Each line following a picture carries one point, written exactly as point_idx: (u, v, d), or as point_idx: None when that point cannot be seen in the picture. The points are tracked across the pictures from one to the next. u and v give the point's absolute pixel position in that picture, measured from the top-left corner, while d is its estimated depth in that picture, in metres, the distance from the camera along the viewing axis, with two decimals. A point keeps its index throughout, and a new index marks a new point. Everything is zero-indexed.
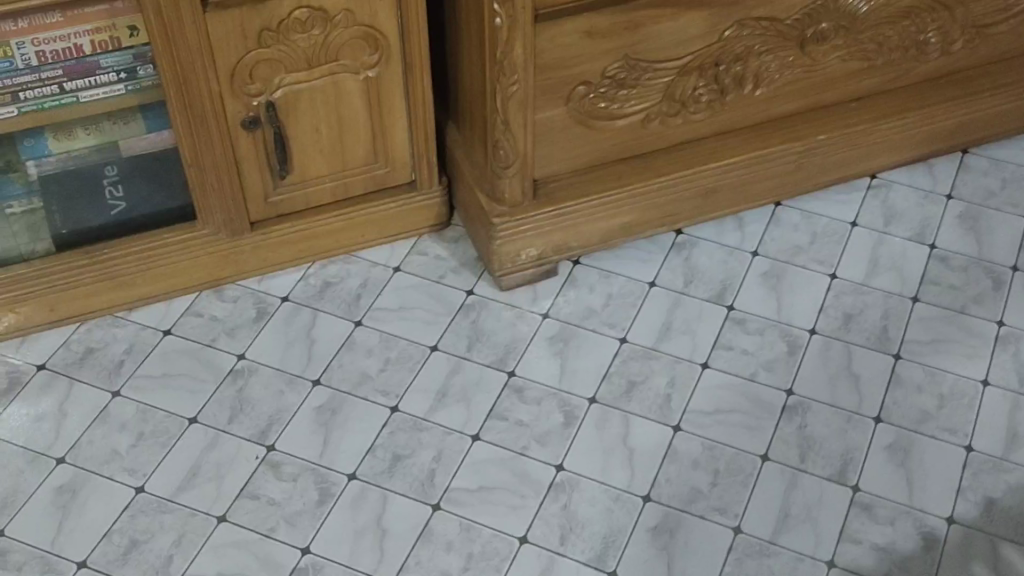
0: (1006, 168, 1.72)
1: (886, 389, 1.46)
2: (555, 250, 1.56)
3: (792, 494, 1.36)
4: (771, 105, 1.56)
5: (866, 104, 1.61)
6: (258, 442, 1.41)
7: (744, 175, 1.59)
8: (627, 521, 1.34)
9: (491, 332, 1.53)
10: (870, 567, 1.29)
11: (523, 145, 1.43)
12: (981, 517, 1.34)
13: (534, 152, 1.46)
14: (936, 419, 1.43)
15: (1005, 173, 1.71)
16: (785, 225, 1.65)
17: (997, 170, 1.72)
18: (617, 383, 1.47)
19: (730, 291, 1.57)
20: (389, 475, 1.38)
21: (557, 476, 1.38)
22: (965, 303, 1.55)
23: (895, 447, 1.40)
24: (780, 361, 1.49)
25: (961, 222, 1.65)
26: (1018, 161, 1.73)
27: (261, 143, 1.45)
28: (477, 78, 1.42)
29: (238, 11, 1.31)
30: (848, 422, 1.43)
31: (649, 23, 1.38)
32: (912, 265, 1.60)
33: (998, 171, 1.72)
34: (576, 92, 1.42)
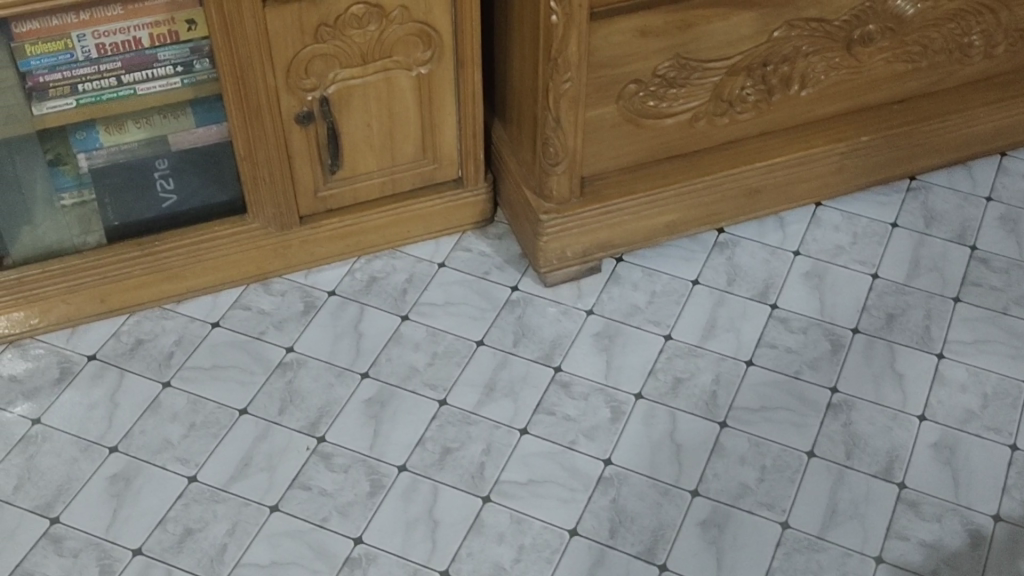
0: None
1: (931, 388, 1.47)
2: (599, 247, 1.57)
3: (839, 491, 1.37)
4: (816, 106, 1.57)
5: (908, 107, 1.63)
6: (308, 434, 1.42)
7: (786, 174, 1.61)
8: (676, 515, 1.35)
9: (536, 328, 1.54)
10: (919, 563, 1.30)
11: (573, 143, 1.45)
12: None
13: (583, 149, 1.47)
14: (981, 418, 1.44)
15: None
16: (826, 226, 1.66)
17: None
18: (663, 379, 1.48)
19: (774, 290, 1.58)
20: (439, 467, 1.39)
21: (606, 469, 1.39)
22: (1007, 304, 1.56)
23: (941, 445, 1.41)
24: (824, 359, 1.50)
25: (1001, 225, 1.66)
26: None
27: (313, 137, 1.47)
28: (528, 74, 1.43)
29: (297, 6, 1.33)
30: (893, 420, 1.44)
31: (701, 22, 1.40)
32: (953, 266, 1.61)
33: None
34: (626, 91, 1.43)
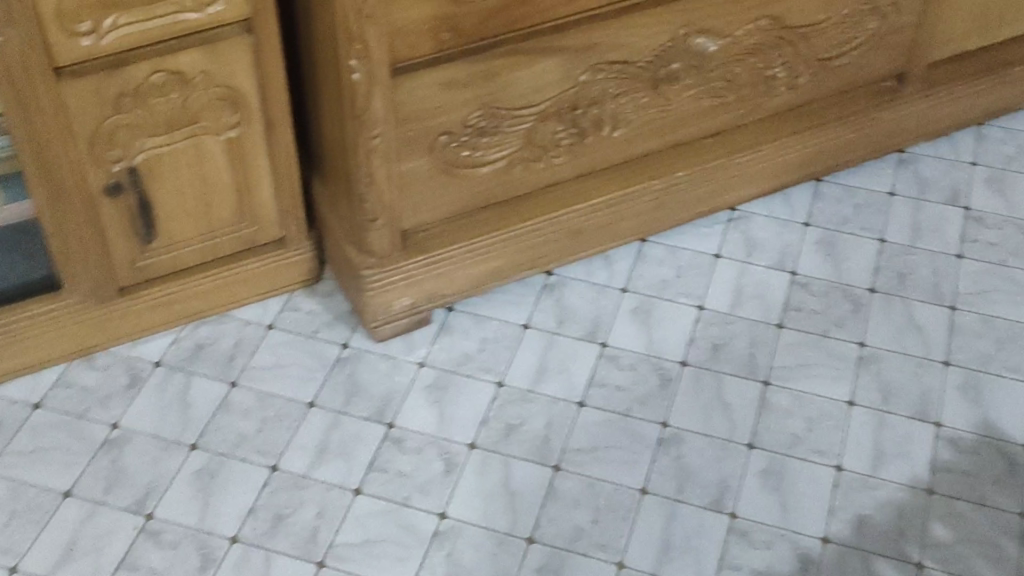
0: (859, 194, 1.88)
1: (758, 416, 1.53)
2: (431, 297, 1.58)
3: (671, 527, 1.40)
4: (628, 144, 1.62)
5: (711, 141, 1.70)
6: (135, 512, 1.39)
7: (607, 215, 1.66)
8: (510, 564, 1.35)
9: (365, 386, 1.54)
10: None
11: (393, 195, 1.45)
12: (855, 534, 1.41)
13: (399, 209, 1.48)
14: (806, 441, 1.51)
15: (857, 199, 1.87)
16: (651, 260, 1.75)
17: (848, 197, 1.87)
18: (494, 428, 1.50)
19: (603, 329, 1.64)
20: (271, 535, 1.37)
21: (441, 523, 1.39)
22: (828, 327, 1.66)
23: (769, 472, 1.47)
24: (654, 394, 1.55)
25: (819, 248, 1.79)
26: (866, 186, 1.90)
27: (129, 204, 1.44)
28: (338, 136, 1.43)
29: (94, 75, 1.30)
30: (722, 449, 1.49)
31: (500, 73, 1.41)
32: (776, 291, 1.71)
33: (849, 197, 1.87)
34: (435, 144, 1.44)
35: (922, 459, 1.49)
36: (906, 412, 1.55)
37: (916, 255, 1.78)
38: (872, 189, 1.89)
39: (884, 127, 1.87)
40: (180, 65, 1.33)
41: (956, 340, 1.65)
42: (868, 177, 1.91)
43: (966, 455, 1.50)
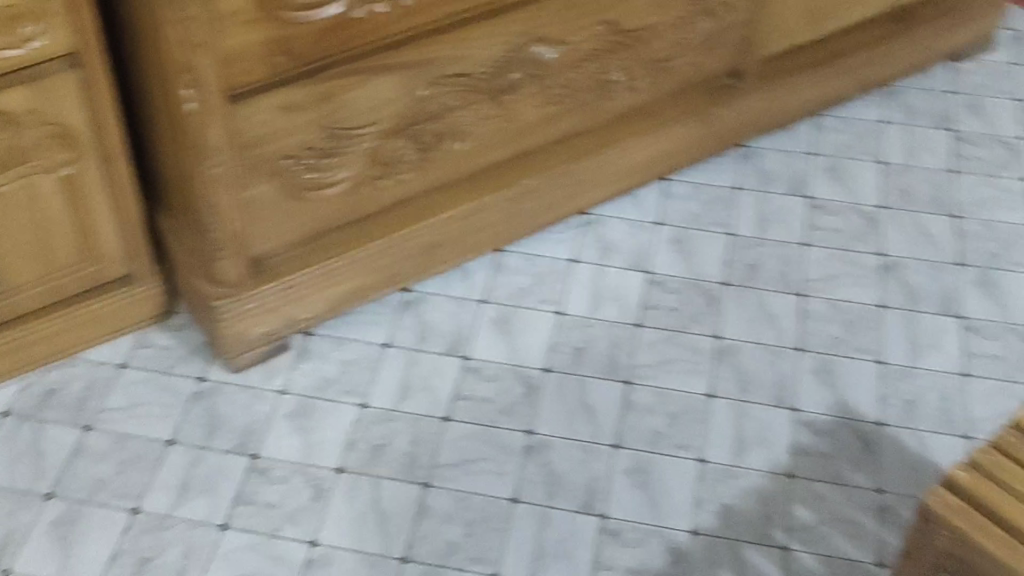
0: (904, 103, 1.95)
1: (799, 322, 1.59)
2: (371, 287, 1.56)
3: (743, 422, 1.47)
4: (614, 100, 1.63)
5: (694, 89, 1.73)
6: (240, 453, 1.42)
7: (591, 170, 1.66)
8: (603, 469, 1.41)
9: (435, 323, 1.58)
10: (820, 481, 1.40)
11: (368, 192, 1.47)
12: (943, 407, 1.49)
13: (364, 253, 1.50)
14: (848, 341, 1.57)
15: (914, 104, 1.95)
16: (677, 197, 1.77)
17: (900, 101, 1.96)
18: (564, 351, 1.55)
19: (645, 258, 1.68)
20: (373, 462, 1.42)
21: (530, 440, 1.44)
22: (849, 241, 1.71)
23: (820, 370, 1.53)
24: (704, 312, 1.60)
25: (830, 173, 1.82)
26: (921, 89, 1.98)
27: (159, 174, 1.48)
28: (348, 191, 1.44)
29: (109, 89, 1.28)
30: (775, 354, 1.55)
31: (510, 94, 1.48)
32: (822, 191, 1.79)
33: (905, 103, 1.96)
34: (427, 141, 1.45)
35: (952, 347, 1.57)
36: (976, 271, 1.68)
37: (914, 173, 1.82)
38: (928, 93, 1.98)
39: (888, 52, 1.89)
40: (244, 130, 1.27)
41: (968, 244, 1.72)
42: (924, 79, 2.00)
43: (993, 341, 1.58)
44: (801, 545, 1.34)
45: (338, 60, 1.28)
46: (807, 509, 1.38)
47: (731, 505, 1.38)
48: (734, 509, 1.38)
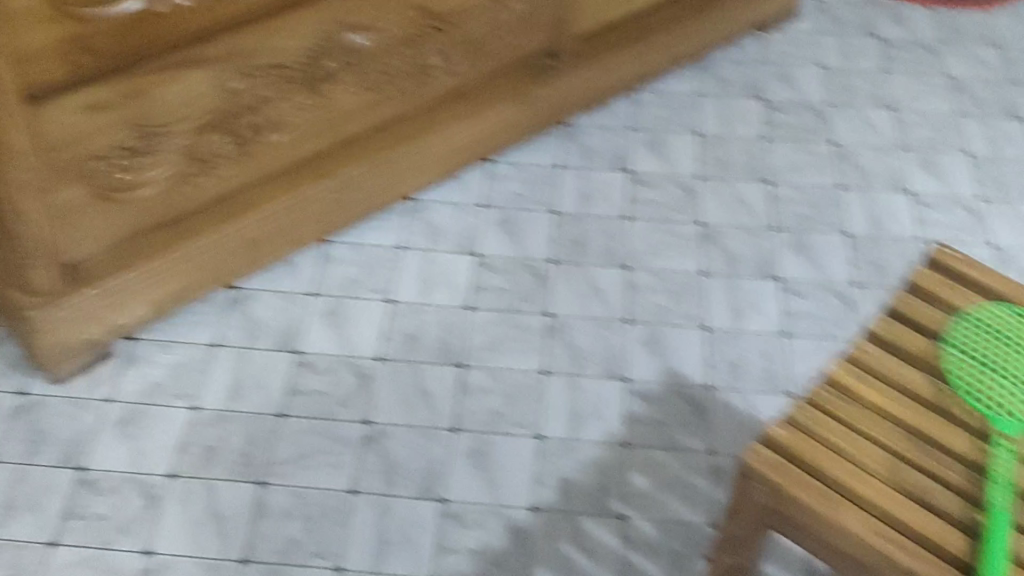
0: (718, 75, 2.01)
1: (627, 294, 1.63)
2: (192, 285, 1.52)
3: (576, 396, 1.49)
4: (433, 87, 1.62)
5: (512, 72, 1.74)
6: (67, 467, 1.38)
7: (413, 158, 1.66)
8: (441, 453, 1.42)
9: (264, 320, 1.56)
10: (653, 448, 1.44)
11: (182, 193, 1.43)
12: (767, 366, 1.55)
13: (183, 250, 1.47)
14: (674, 310, 1.61)
15: (726, 76, 2.01)
16: (502, 178, 1.78)
17: (714, 74, 2.01)
18: (396, 340, 1.54)
19: (472, 241, 1.68)
20: (208, 465, 1.39)
21: (367, 430, 1.44)
22: (670, 213, 1.75)
23: (649, 339, 1.57)
24: (533, 290, 1.62)
25: (649, 147, 1.86)
26: (732, 60, 2.04)
27: None
28: (163, 191, 1.39)
29: None
30: (604, 327, 1.58)
31: (328, 84, 1.46)
32: (643, 165, 1.83)
33: (718, 74, 2.01)
34: (243, 136, 1.42)
35: (772, 309, 1.62)
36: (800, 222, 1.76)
37: (728, 144, 1.88)
38: (739, 64, 2.04)
39: (697, 32, 1.95)
40: (47, 134, 1.21)
41: (782, 209, 1.78)
42: (735, 51, 2.06)
43: (808, 300, 1.64)
44: (639, 512, 1.37)
45: (146, 57, 1.24)
46: (643, 476, 1.40)
47: (569, 479, 1.40)
48: (571, 483, 1.39)
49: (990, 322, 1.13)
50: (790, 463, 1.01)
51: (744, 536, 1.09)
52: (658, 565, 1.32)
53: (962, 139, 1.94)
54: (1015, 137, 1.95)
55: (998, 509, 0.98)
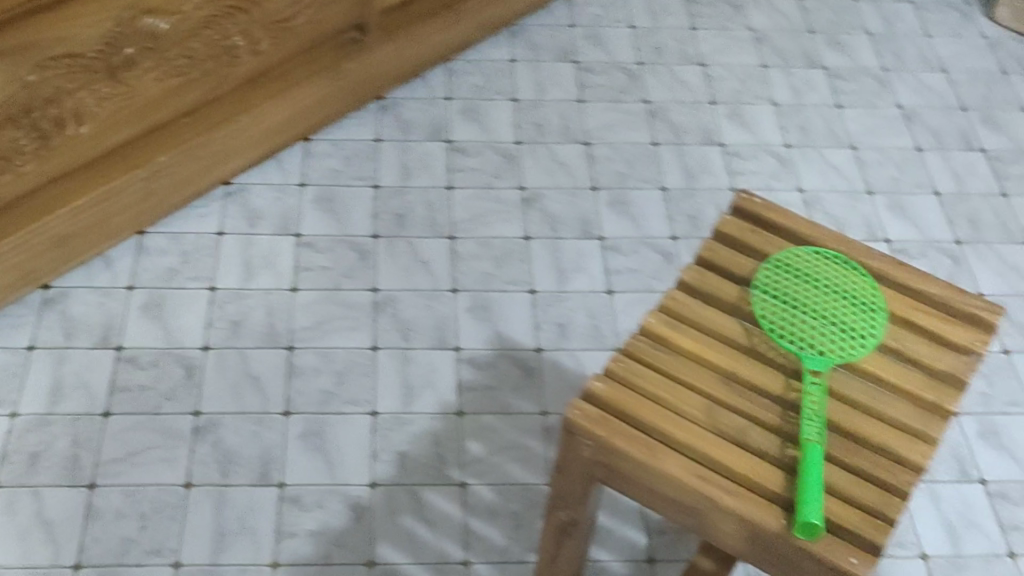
0: (530, 39, 2.03)
1: (452, 264, 1.64)
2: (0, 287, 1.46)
3: (407, 368, 1.50)
4: (241, 67, 1.58)
5: (322, 48, 1.70)
6: None
7: (225, 141, 1.63)
8: (275, 438, 1.40)
9: (82, 317, 1.51)
10: (486, 413, 1.45)
11: None
12: (593, 325, 1.58)
13: None
14: (499, 276, 1.63)
15: (538, 40, 2.03)
16: (319, 156, 1.77)
17: (525, 38, 2.03)
18: (221, 327, 1.52)
19: (293, 222, 1.67)
20: (32, 472, 1.35)
21: (197, 421, 1.41)
22: (490, 179, 1.77)
23: (476, 306, 1.58)
24: (358, 267, 1.62)
25: (465, 115, 1.87)
26: (543, 24, 2.06)
27: None
28: None
29: None
30: (431, 298, 1.59)
31: (128, 70, 1.40)
32: (461, 134, 1.84)
33: (530, 38, 2.03)
34: (44, 129, 1.36)
35: (595, 268, 1.66)
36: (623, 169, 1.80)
37: (543, 107, 1.90)
38: (549, 27, 2.06)
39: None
40: None
41: (599, 168, 1.82)
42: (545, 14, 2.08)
43: (630, 256, 1.68)
44: (476, 478, 1.39)
45: None
46: (478, 442, 1.42)
47: (405, 452, 1.40)
48: (407, 455, 1.40)
49: (791, 260, 1.10)
50: (609, 416, 0.96)
51: (571, 520, 1.03)
52: (498, 528, 1.34)
53: (765, 89, 2.01)
54: (815, 84, 2.04)
55: (810, 441, 0.94)
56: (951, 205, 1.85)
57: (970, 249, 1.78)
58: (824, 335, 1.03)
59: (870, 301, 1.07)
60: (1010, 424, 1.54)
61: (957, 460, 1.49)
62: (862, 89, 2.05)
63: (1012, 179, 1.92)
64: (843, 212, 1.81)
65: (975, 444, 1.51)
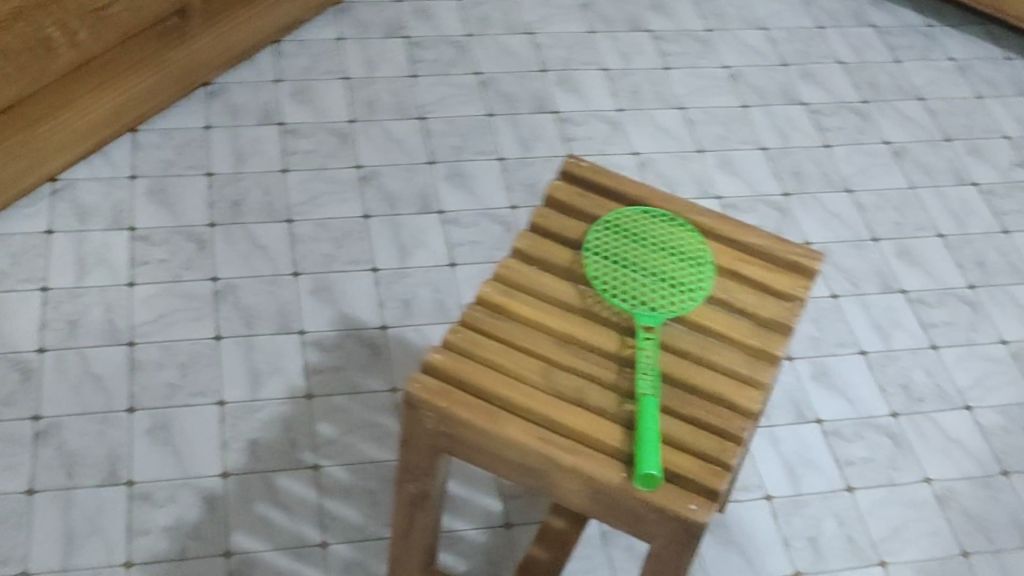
0: (356, 17, 2.03)
1: (292, 248, 1.63)
2: None
3: (253, 356, 1.49)
4: (60, 61, 1.53)
5: (145, 35, 1.66)
6: None
7: (48, 134, 1.58)
8: (120, 436, 1.38)
9: None
10: (336, 394, 1.46)
11: None
12: (438, 299, 1.60)
13: None
14: (340, 257, 1.63)
15: (364, 18, 2.03)
16: (148, 146, 1.73)
17: (352, 17, 2.03)
18: (56, 327, 1.48)
19: (125, 215, 1.63)
20: None
21: (38, 425, 1.38)
22: (324, 160, 1.76)
23: (318, 288, 1.58)
24: (196, 257, 1.59)
25: (296, 97, 1.86)
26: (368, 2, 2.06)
27: None
28: None
29: None
30: (272, 284, 1.58)
31: None
32: (293, 116, 1.82)
33: (357, 17, 2.03)
34: None
35: (435, 242, 1.67)
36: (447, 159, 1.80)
37: (375, 85, 1.91)
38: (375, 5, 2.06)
39: None
40: None
41: (434, 142, 1.83)
42: None
43: (470, 228, 1.70)
44: (329, 460, 1.39)
45: None
46: (329, 424, 1.42)
47: (256, 439, 1.40)
48: (258, 442, 1.39)
49: (621, 220, 1.09)
50: (448, 387, 0.95)
51: (418, 495, 1.03)
52: (354, 507, 1.35)
53: (594, 55, 2.05)
54: (642, 48, 2.09)
55: (645, 395, 0.95)
56: (776, 159, 1.92)
57: (796, 200, 1.85)
58: (654, 292, 1.03)
59: (698, 255, 1.07)
60: (839, 365, 1.62)
61: (792, 402, 1.56)
62: (685, 50, 2.10)
63: (831, 130, 2.00)
64: (675, 171, 1.86)
65: (808, 385, 1.58)
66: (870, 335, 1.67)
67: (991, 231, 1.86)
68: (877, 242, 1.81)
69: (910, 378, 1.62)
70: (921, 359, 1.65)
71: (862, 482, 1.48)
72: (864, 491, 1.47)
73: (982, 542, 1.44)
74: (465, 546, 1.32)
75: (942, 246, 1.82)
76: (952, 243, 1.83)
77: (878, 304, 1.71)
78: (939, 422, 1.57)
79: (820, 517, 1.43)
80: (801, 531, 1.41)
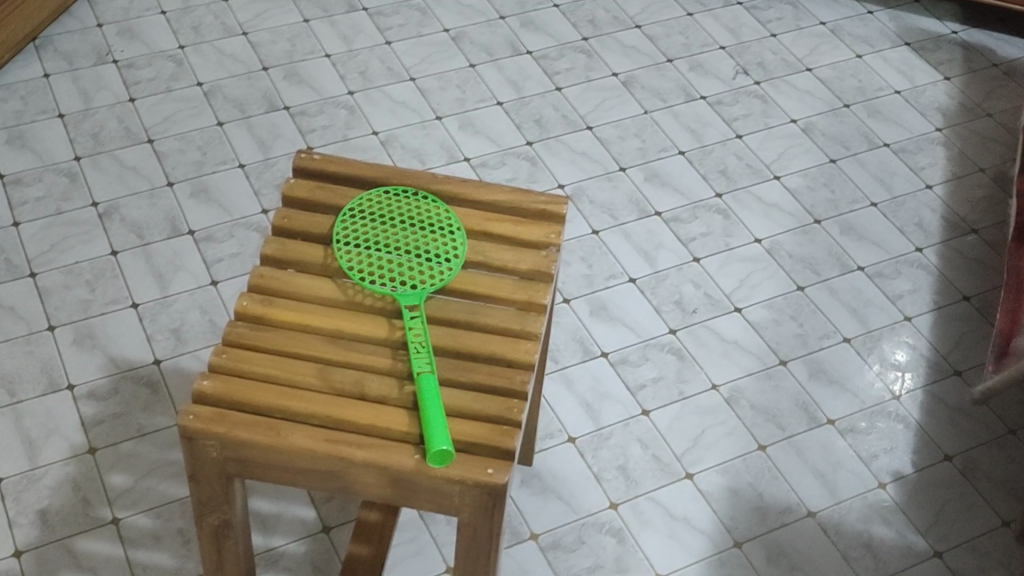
0: (58, 50, 1.94)
1: (41, 302, 1.55)
2: None
3: (23, 424, 1.41)
4: None
5: None
6: None
7: None
8: None
9: None
10: (120, 441, 1.40)
11: None
12: (208, 319, 1.56)
13: None
14: (96, 300, 1.56)
15: (66, 49, 1.94)
16: None
17: (54, 51, 1.94)
18: None
19: None
20: None
21: None
22: (58, 204, 1.68)
23: (80, 339, 1.51)
24: None
25: (11, 145, 1.76)
26: (65, 32, 1.98)
27: None
28: None
29: None
30: (28, 344, 1.50)
31: None
32: (13, 165, 1.74)
33: (59, 50, 1.94)
34: None
35: (193, 263, 1.63)
36: (187, 175, 1.76)
37: (95, 115, 1.83)
38: (74, 34, 1.98)
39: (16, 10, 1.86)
40: None
41: (169, 162, 1.77)
42: (64, 23, 1.99)
43: (226, 242, 1.66)
44: (129, 510, 1.34)
45: None
46: (121, 473, 1.37)
47: (45, 509, 1.33)
48: (48, 511, 1.33)
49: (364, 205, 1.07)
50: (223, 411, 0.91)
51: (220, 526, 1.00)
52: (166, 551, 1.31)
53: (315, 43, 2.03)
54: (362, 27, 2.08)
55: (423, 374, 0.94)
56: (515, 111, 1.95)
57: (541, 147, 1.88)
58: (412, 270, 1.02)
59: (447, 225, 1.06)
60: (613, 296, 1.66)
61: (577, 341, 1.59)
62: (405, 21, 2.11)
63: (561, 73, 2.04)
64: (419, 142, 1.86)
65: (588, 322, 1.62)
66: (636, 261, 1.72)
67: (726, 139, 1.95)
68: (625, 172, 1.86)
69: (681, 294, 1.68)
70: (687, 273, 1.71)
71: (656, 402, 1.53)
72: (660, 410, 1.52)
73: (775, 432, 1.51)
74: (289, 561, 1.31)
75: (684, 162, 1.89)
76: (693, 157, 1.90)
77: (639, 230, 1.77)
78: (714, 329, 1.63)
79: (624, 445, 1.47)
80: (610, 463, 1.45)
